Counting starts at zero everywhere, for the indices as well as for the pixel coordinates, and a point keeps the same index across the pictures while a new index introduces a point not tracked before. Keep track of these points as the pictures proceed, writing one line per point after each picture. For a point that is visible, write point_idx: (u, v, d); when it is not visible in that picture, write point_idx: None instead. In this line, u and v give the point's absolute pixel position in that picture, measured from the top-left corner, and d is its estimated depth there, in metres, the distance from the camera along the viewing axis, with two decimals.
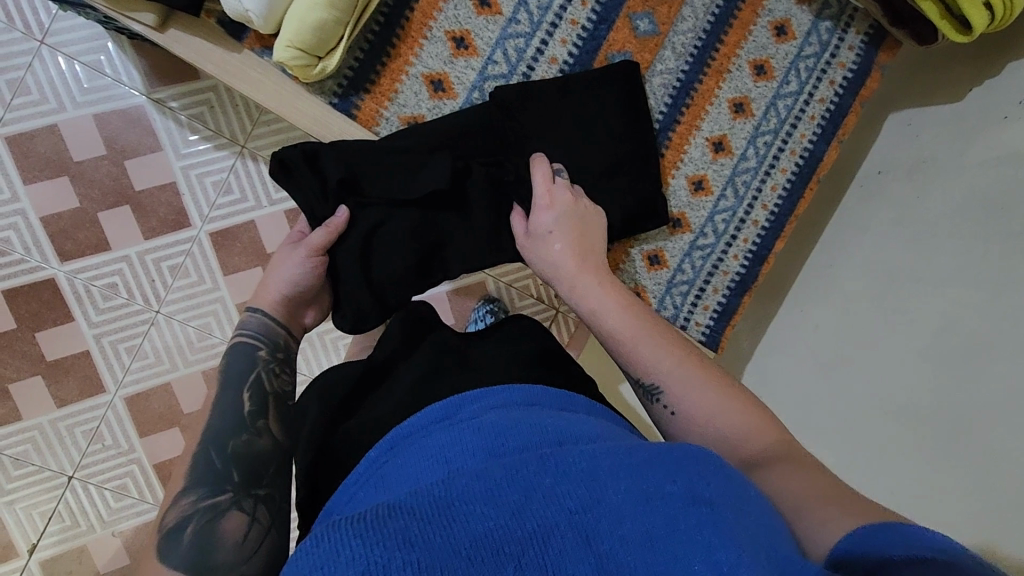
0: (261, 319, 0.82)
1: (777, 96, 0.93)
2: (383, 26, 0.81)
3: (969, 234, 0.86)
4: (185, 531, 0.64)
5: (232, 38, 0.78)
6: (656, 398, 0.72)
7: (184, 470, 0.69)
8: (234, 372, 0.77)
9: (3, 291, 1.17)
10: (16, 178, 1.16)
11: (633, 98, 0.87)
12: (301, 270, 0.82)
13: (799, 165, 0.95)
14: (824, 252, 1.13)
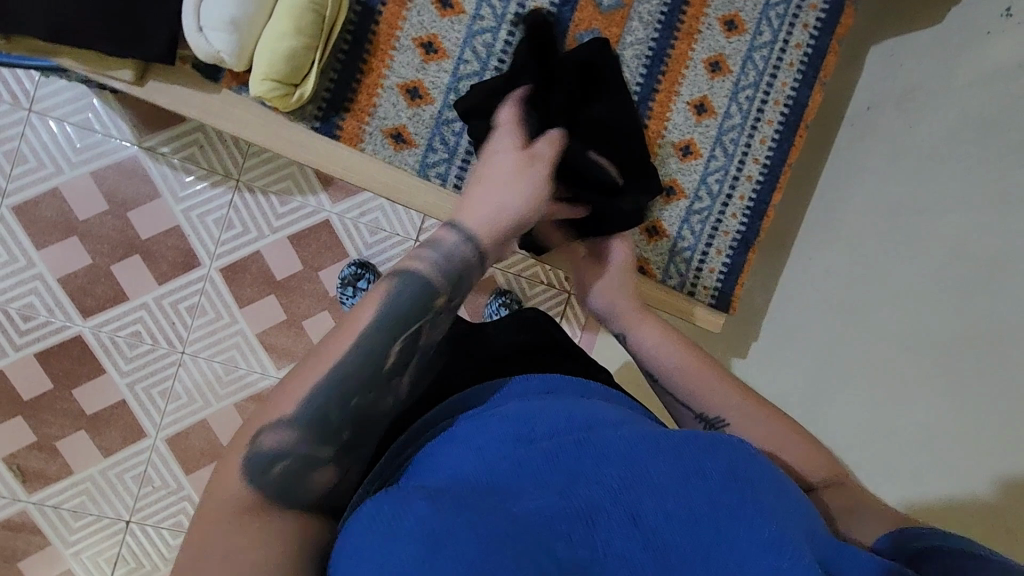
0: (461, 238, 0.63)
1: (752, 49, 0.93)
2: (350, 43, 0.81)
3: (969, 158, 0.86)
4: (276, 466, 0.51)
5: (209, 81, 0.78)
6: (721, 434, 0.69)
7: (303, 390, 0.53)
8: (404, 313, 0.57)
9: (35, 354, 1.22)
10: (29, 244, 1.20)
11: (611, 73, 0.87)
12: (518, 175, 0.68)
13: (785, 114, 0.95)
14: (823, 197, 1.12)
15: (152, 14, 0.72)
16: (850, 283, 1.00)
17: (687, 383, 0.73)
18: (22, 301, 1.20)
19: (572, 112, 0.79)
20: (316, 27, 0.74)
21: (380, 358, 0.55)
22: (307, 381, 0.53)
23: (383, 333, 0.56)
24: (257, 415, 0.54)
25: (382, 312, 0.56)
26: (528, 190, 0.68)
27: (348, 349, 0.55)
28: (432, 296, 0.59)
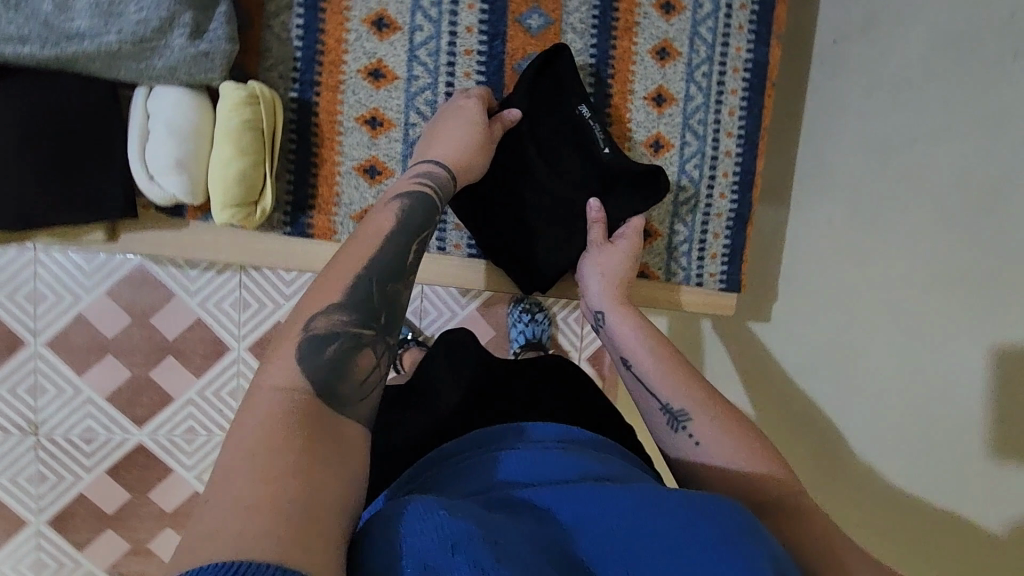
0: (445, 175, 0.73)
1: (696, 25, 0.89)
2: (296, 141, 0.81)
3: (945, 80, 0.79)
4: (328, 348, 0.53)
5: (174, 217, 0.80)
6: (680, 426, 0.67)
7: (348, 278, 0.58)
8: (419, 220, 0.67)
9: (105, 472, 1.19)
10: (71, 372, 1.16)
11: (558, 86, 0.84)
12: (476, 147, 0.77)
13: (747, 79, 0.91)
14: (810, 146, 1.03)
15: (103, 179, 0.73)
16: (848, 234, 0.93)
17: (656, 375, 0.72)
18: (79, 427, 1.17)
19: (551, 121, 0.84)
20: (256, 143, 0.74)
21: (403, 252, 0.62)
22: (349, 272, 0.58)
23: (404, 233, 0.64)
24: (304, 307, 0.55)
25: (403, 218, 0.66)
26: (478, 161, 0.77)
27: (381, 241, 0.62)
28: (434, 211, 0.70)
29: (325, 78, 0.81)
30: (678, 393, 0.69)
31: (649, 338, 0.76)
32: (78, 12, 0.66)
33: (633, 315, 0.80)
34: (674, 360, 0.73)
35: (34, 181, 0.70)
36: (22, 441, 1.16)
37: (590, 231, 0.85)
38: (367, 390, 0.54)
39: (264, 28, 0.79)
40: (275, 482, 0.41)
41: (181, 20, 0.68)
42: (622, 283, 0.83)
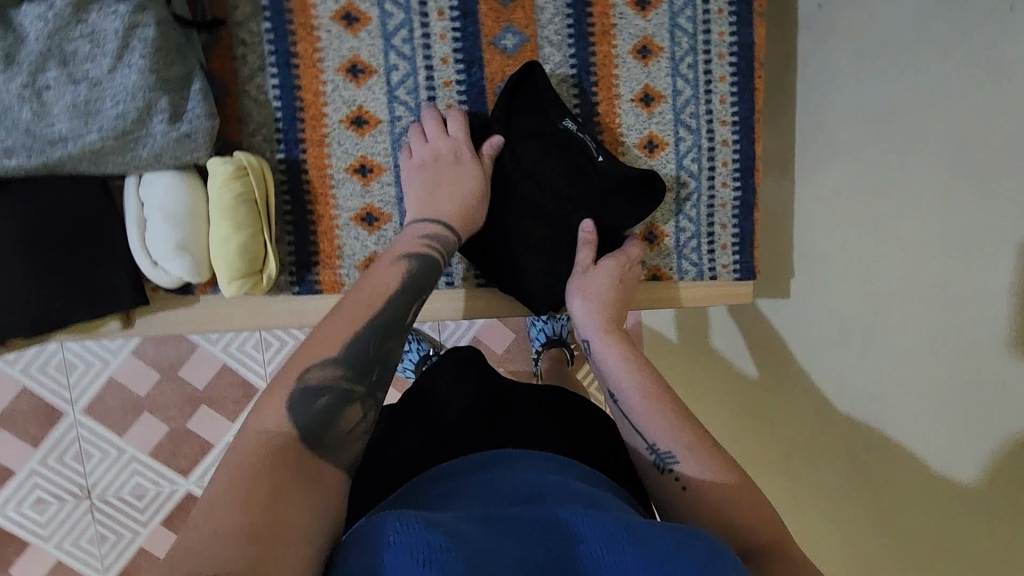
0: (451, 235, 0.76)
1: (673, 17, 0.86)
2: (291, 201, 0.81)
3: (938, 36, 0.74)
4: (319, 399, 0.55)
5: (185, 293, 0.80)
6: (668, 469, 0.67)
7: (345, 335, 0.60)
8: (421, 283, 0.70)
9: (160, 523, 1.22)
10: (112, 434, 1.18)
11: (537, 101, 0.82)
12: (477, 198, 0.79)
13: (734, 62, 0.88)
14: (806, 114, 0.97)
15: (108, 272, 0.73)
16: (853, 205, 0.88)
17: (644, 414, 0.71)
18: (129, 485, 1.20)
19: (537, 138, 0.83)
20: (252, 214, 0.73)
21: (403, 313, 0.66)
22: (349, 329, 0.61)
23: (404, 295, 0.67)
24: (302, 356, 0.58)
25: (407, 281, 0.69)
26: (480, 210, 0.80)
27: (384, 303, 0.65)
28: (438, 270, 0.74)
29: (309, 133, 0.80)
30: (665, 435, 0.69)
31: (636, 371, 0.75)
32: (57, 115, 0.65)
33: (619, 344, 0.78)
34: (661, 395, 0.72)
35: (43, 285, 0.71)
36: (79, 505, 1.19)
37: (580, 253, 0.84)
38: (355, 439, 0.56)
39: (241, 93, 0.78)
40: (246, 508, 0.45)
41: (158, 106, 0.67)
42: (612, 312, 0.81)
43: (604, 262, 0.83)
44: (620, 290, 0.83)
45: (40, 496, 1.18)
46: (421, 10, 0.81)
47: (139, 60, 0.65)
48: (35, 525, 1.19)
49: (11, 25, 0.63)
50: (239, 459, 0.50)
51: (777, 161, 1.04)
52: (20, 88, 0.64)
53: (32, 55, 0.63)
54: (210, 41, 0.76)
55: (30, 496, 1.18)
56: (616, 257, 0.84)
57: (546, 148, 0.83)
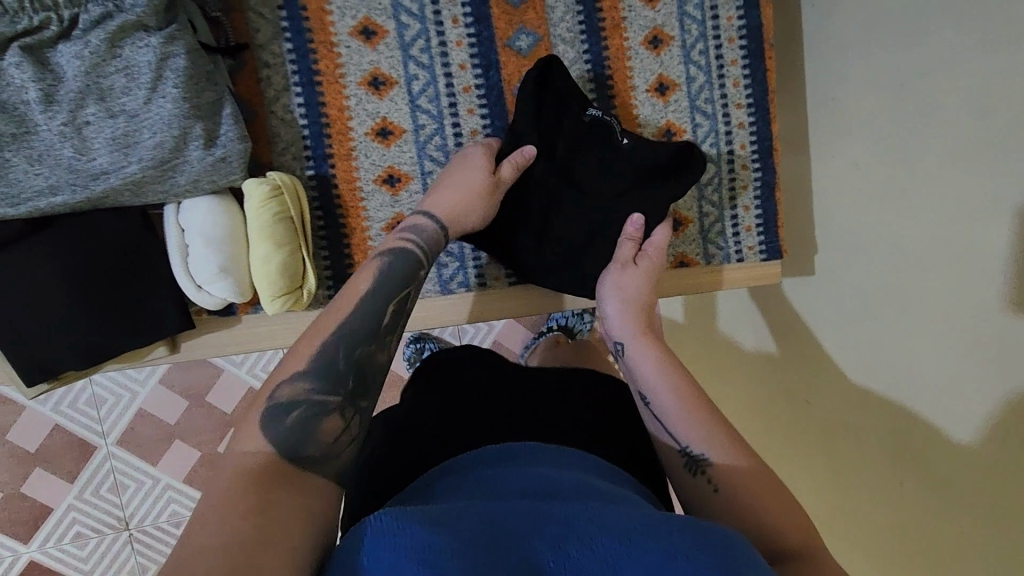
0: (432, 227, 0.74)
1: (682, 6, 0.88)
2: (324, 216, 0.83)
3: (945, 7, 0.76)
4: (290, 414, 0.54)
5: (227, 315, 0.81)
6: (702, 471, 0.64)
7: (316, 343, 0.59)
8: (398, 280, 0.67)
9: None
10: (145, 463, 1.19)
11: (561, 100, 0.84)
12: (474, 192, 0.77)
13: (744, 45, 0.90)
14: (815, 91, 0.98)
15: (153, 301, 0.75)
16: (870, 177, 0.89)
17: (678, 416, 0.68)
18: (165, 513, 1.21)
19: (567, 135, 0.84)
20: (289, 232, 0.75)
21: (377, 315, 0.64)
22: (320, 337, 0.60)
23: (380, 296, 0.65)
24: (276, 374, 0.58)
25: (383, 279, 0.67)
26: (478, 205, 0.78)
27: (359, 306, 0.63)
28: (419, 265, 0.70)
29: (336, 148, 0.82)
30: (699, 438, 0.66)
31: (673, 374, 0.72)
32: (98, 150, 0.67)
33: (656, 348, 0.75)
34: (697, 402, 0.69)
35: (85, 317, 0.72)
36: (118, 536, 1.20)
37: (621, 246, 0.84)
38: (335, 455, 0.55)
39: (268, 114, 0.80)
40: (234, 522, 0.45)
41: (193, 133, 0.69)
42: (644, 313, 0.80)
43: (643, 261, 0.83)
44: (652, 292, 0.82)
45: (79, 530, 1.18)
46: (435, 20, 0.83)
47: (173, 89, 0.67)
48: (76, 560, 1.19)
49: (50, 65, 0.65)
50: (223, 484, 0.48)
51: (790, 139, 1.05)
52: (62, 126, 0.65)
53: (71, 93, 0.65)
54: (234, 65, 0.78)
55: (69, 530, 1.18)
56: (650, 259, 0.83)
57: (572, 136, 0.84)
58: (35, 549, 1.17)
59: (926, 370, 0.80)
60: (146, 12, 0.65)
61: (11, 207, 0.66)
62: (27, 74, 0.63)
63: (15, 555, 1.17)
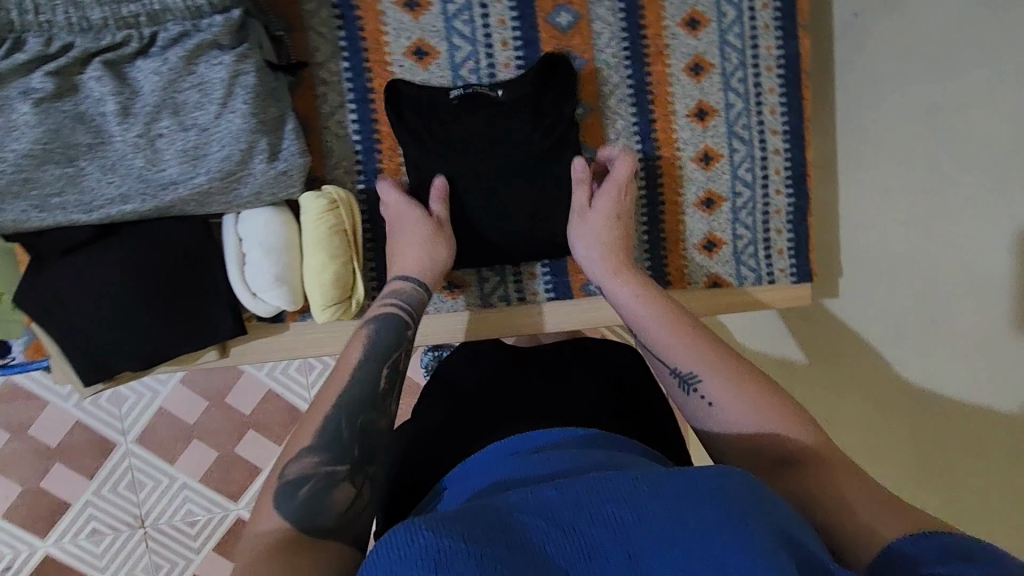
0: (413, 289, 0.78)
1: (724, 35, 0.90)
2: (372, 229, 0.85)
3: (977, 41, 0.78)
4: (302, 488, 0.58)
5: (276, 322, 0.84)
6: (692, 389, 0.70)
7: (312, 425, 0.62)
8: (384, 346, 0.71)
9: (212, 546, 1.24)
10: (162, 462, 1.20)
11: (427, 108, 0.83)
12: (431, 240, 0.80)
13: (782, 73, 0.92)
14: (848, 115, 1.01)
15: (208, 309, 0.78)
16: (902, 202, 0.90)
17: (663, 341, 0.74)
18: (181, 511, 1.22)
19: (466, 125, 0.83)
20: (343, 243, 0.78)
21: (371, 381, 0.67)
22: (315, 418, 0.64)
23: (371, 362, 0.69)
24: (283, 456, 0.61)
25: (368, 347, 0.71)
26: (441, 250, 0.81)
27: (345, 380, 0.67)
28: (406, 327, 0.75)
29: (386, 163, 0.85)
30: (687, 358, 0.72)
31: (654, 302, 0.77)
32: (168, 161, 0.70)
33: (633, 281, 0.80)
34: (677, 320, 0.75)
35: (135, 318, 0.74)
36: (133, 534, 1.22)
37: (575, 193, 0.85)
38: (352, 519, 0.58)
39: (323, 130, 0.83)
40: None
41: (259, 147, 0.72)
42: (617, 248, 0.83)
43: (599, 200, 0.84)
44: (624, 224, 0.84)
45: (95, 527, 1.20)
46: (486, 42, 0.86)
47: (242, 105, 0.70)
48: (91, 557, 1.21)
49: (127, 79, 0.68)
50: (250, 553, 0.53)
51: (820, 161, 1.07)
52: (136, 137, 0.68)
53: (147, 107, 0.68)
54: (293, 82, 0.81)
55: (86, 527, 1.19)
56: (616, 190, 0.84)
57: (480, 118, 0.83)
58: (51, 544, 1.19)
59: (957, 394, 0.82)
60: (221, 31, 0.68)
61: (85, 213, 0.69)
62: (107, 87, 0.66)
63: (32, 550, 1.19)
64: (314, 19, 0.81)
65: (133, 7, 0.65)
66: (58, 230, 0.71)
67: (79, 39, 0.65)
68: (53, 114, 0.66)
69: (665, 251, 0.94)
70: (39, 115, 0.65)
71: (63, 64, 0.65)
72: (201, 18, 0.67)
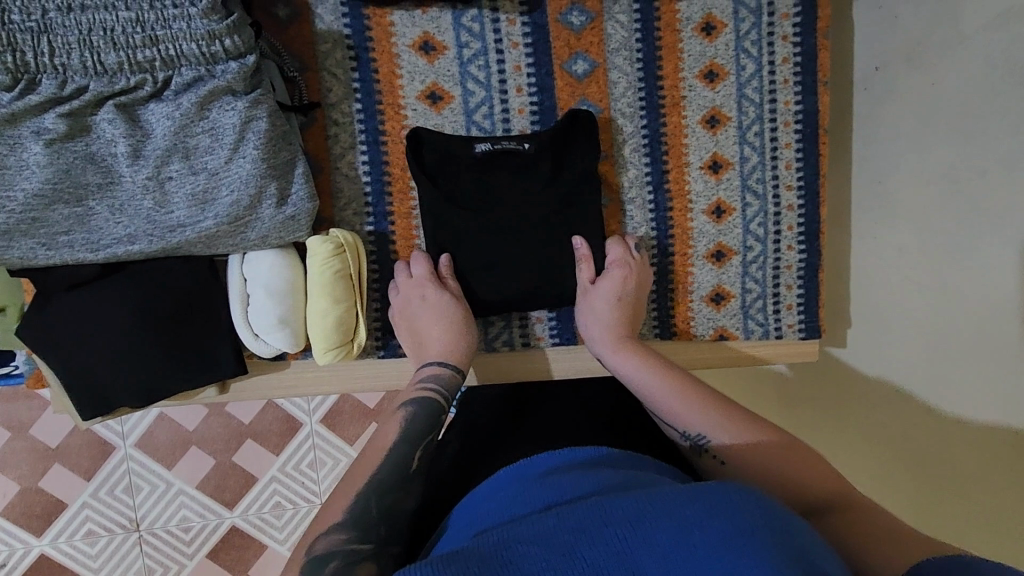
0: (446, 373, 0.77)
1: (741, 88, 0.89)
2: (381, 271, 0.86)
3: (999, 106, 0.76)
4: (328, 565, 0.55)
5: (278, 359, 0.84)
6: (708, 452, 0.68)
7: (346, 499, 0.62)
8: (422, 428, 0.70)
9: (205, 555, 1.23)
10: (160, 467, 1.20)
11: (442, 154, 0.83)
12: (460, 325, 0.81)
13: (800, 129, 0.90)
14: (865, 169, 0.99)
15: (215, 338, 0.77)
16: (918, 260, 0.89)
17: (677, 410, 0.72)
18: (176, 518, 1.21)
19: (482, 175, 0.83)
20: (347, 289, 0.77)
21: (405, 462, 0.66)
22: (349, 492, 0.63)
23: (405, 442, 0.68)
24: (310, 533, 0.60)
25: (406, 429, 0.70)
26: (469, 336, 0.81)
27: (379, 457, 0.66)
28: (441, 411, 0.74)
29: (396, 206, 0.85)
30: (699, 422, 0.70)
31: (658, 374, 0.76)
32: (176, 204, 0.69)
33: (634, 354, 0.79)
34: (686, 387, 0.74)
35: (136, 344, 0.73)
36: (128, 537, 1.21)
37: (580, 271, 0.86)
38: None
39: (333, 170, 0.83)
40: None
41: (267, 192, 0.71)
42: (622, 322, 0.83)
43: (602, 281, 0.84)
44: (626, 298, 0.84)
45: (90, 528, 1.19)
46: (500, 88, 0.85)
47: (252, 151, 0.69)
48: (85, 557, 1.20)
49: (139, 122, 0.68)
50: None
51: (836, 208, 1.06)
52: (145, 180, 0.68)
53: (157, 150, 0.68)
54: (306, 121, 0.81)
55: (81, 528, 1.19)
56: (623, 267, 0.85)
57: (496, 170, 0.83)
58: (46, 543, 1.19)
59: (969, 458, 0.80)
60: (235, 78, 0.68)
61: (91, 252, 0.69)
62: (119, 130, 0.66)
63: (28, 548, 1.19)
64: (329, 60, 0.81)
65: (148, 52, 0.65)
66: (64, 267, 0.71)
67: (93, 82, 0.65)
68: (64, 155, 0.66)
69: (671, 302, 0.93)
70: (49, 155, 0.65)
71: (76, 107, 0.65)
72: (215, 64, 0.67)
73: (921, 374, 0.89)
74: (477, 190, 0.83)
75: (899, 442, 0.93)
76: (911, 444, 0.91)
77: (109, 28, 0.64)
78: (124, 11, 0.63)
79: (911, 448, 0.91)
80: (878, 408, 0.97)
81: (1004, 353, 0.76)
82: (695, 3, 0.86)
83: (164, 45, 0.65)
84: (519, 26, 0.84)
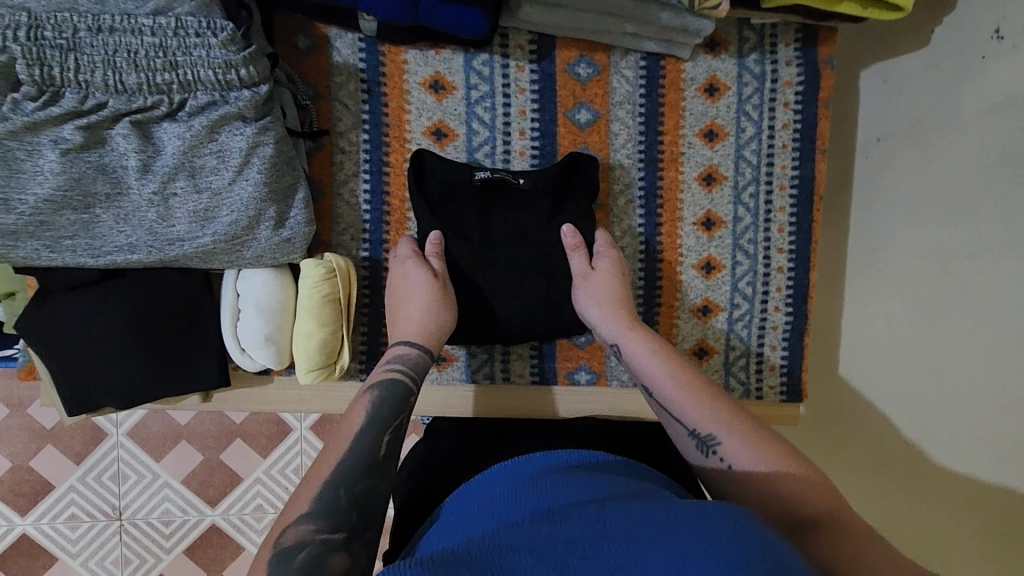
0: (415, 351, 0.78)
1: (740, 149, 0.91)
2: (372, 297, 0.88)
3: (991, 193, 0.76)
4: (298, 555, 0.56)
5: (262, 373, 0.86)
6: (712, 450, 0.67)
7: (320, 482, 0.62)
8: (389, 410, 0.71)
9: (183, 550, 1.24)
10: (148, 458, 1.21)
11: (444, 185, 0.85)
12: (439, 302, 0.81)
13: (795, 194, 0.91)
14: (860, 236, 1.00)
15: (210, 343, 0.80)
16: (908, 334, 0.89)
17: (685, 403, 0.71)
18: (158, 510, 1.22)
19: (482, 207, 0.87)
20: (334, 312, 0.79)
21: (374, 445, 0.67)
22: (320, 477, 0.63)
23: (375, 428, 0.68)
24: (280, 520, 0.60)
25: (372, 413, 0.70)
26: (447, 314, 0.82)
27: (354, 443, 0.66)
28: (409, 391, 0.74)
29: (392, 236, 0.87)
30: (703, 416, 0.69)
31: (669, 363, 0.75)
32: (178, 219, 0.73)
33: (648, 337, 0.79)
34: (696, 380, 0.73)
35: (133, 343, 0.76)
36: (109, 525, 1.22)
37: (573, 260, 0.86)
38: None
39: (335, 196, 0.86)
40: None
41: (266, 214, 0.74)
42: (630, 311, 0.82)
43: (599, 263, 0.85)
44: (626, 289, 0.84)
45: (74, 512, 1.21)
46: (503, 130, 0.88)
47: (256, 174, 0.72)
48: (65, 540, 1.21)
49: (152, 139, 0.71)
50: None
51: (831, 269, 1.06)
52: (151, 194, 0.71)
53: (166, 167, 0.71)
54: (313, 147, 0.85)
55: (65, 511, 1.20)
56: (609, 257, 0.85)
57: (496, 202, 0.87)
58: (29, 523, 1.20)
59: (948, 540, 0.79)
60: (247, 105, 0.71)
61: (92, 257, 0.72)
62: (132, 145, 0.70)
63: (11, 526, 1.20)
64: (341, 91, 0.84)
65: (166, 75, 0.69)
66: (66, 270, 0.74)
67: (112, 99, 0.69)
68: (77, 164, 0.69)
69: None
70: (63, 164, 0.69)
71: (94, 121, 0.69)
72: (229, 90, 0.71)
73: (903, 451, 0.89)
74: (470, 227, 0.86)
75: (881, 516, 0.92)
76: (893, 514, 0.90)
77: (132, 51, 0.67)
78: (149, 37, 0.67)
79: (891, 518, 0.90)
80: (862, 474, 0.96)
81: (988, 439, 0.76)
82: (700, 64, 0.89)
83: (183, 70, 0.69)
84: (527, 73, 0.87)
